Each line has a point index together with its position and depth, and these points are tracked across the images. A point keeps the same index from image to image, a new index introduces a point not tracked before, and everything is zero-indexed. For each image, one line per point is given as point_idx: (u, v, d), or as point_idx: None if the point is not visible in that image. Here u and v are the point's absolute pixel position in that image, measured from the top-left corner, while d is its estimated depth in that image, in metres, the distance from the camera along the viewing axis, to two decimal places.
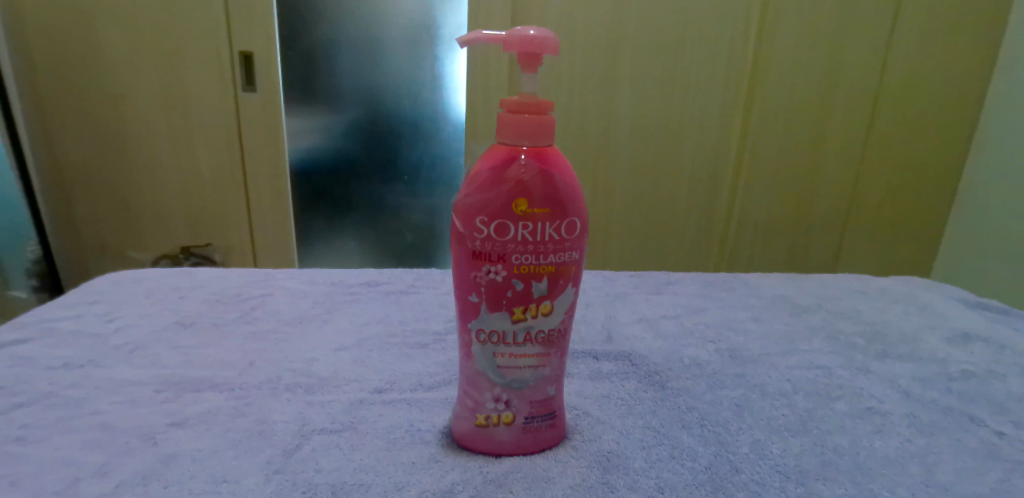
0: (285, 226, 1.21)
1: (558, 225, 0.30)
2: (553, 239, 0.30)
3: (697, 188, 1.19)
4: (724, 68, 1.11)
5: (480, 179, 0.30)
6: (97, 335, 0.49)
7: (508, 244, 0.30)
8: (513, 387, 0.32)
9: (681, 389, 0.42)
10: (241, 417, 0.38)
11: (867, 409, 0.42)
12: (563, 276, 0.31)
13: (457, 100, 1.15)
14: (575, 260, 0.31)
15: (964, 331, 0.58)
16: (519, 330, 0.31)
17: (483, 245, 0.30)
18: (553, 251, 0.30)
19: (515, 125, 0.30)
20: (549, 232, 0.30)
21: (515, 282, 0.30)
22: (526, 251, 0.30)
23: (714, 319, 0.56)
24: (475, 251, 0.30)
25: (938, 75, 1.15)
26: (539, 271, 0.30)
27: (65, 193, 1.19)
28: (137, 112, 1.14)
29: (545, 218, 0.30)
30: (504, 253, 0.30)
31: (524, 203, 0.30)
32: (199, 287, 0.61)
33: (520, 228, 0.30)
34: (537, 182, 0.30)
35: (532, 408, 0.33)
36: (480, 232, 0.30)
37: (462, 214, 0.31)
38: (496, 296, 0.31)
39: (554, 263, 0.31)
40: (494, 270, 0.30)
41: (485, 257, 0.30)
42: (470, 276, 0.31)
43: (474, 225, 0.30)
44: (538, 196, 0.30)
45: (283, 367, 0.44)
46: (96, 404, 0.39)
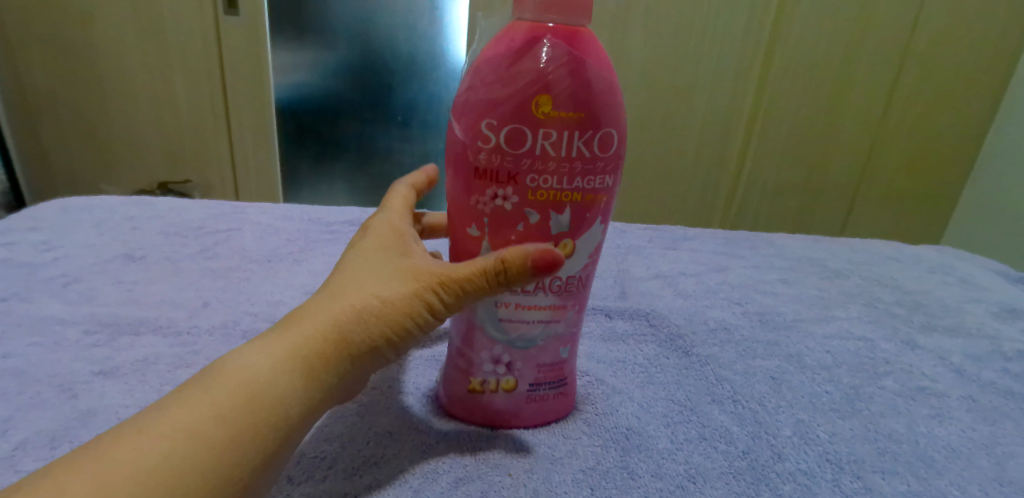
0: (269, 163, 1.12)
1: (589, 139, 0.24)
2: (582, 156, 0.24)
3: (707, 146, 1.11)
4: (748, 10, 1.00)
5: (491, 70, 0.24)
6: (29, 266, 0.42)
7: (522, 161, 0.24)
8: (516, 346, 0.26)
9: (708, 357, 0.36)
10: (183, 368, 0.31)
11: (920, 389, 0.36)
12: (590, 207, 0.25)
13: (456, 40, 1.03)
14: (607, 186, 0.25)
15: (1010, 306, 0.53)
16: (530, 276, 0.25)
17: (490, 160, 0.24)
18: (580, 173, 0.24)
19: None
20: (577, 147, 0.24)
21: (529, 213, 0.25)
22: (543, 171, 0.24)
23: (738, 279, 0.50)
24: (479, 168, 0.25)
25: (983, 28, 1.04)
26: (560, 200, 0.24)
27: (28, 116, 1.09)
28: (105, 29, 1.02)
29: (573, 124, 0.24)
30: (515, 172, 0.24)
31: (546, 102, 0.23)
32: (157, 217, 0.53)
33: (539, 138, 0.24)
34: (566, 75, 0.23)
35: (540, 373, 0.27)
36: (485, 142, 0.24)
37: (464, 119, 0.25)
38: (502, 228, 0.25)
39: (579, 190, 0.25)
40: (502, 195, 0.25)
41: (490, 178, 0.24)
42: (472, 200, 0.25)
43: (478, 131, 0.24)
44: (566, 96, 0.23)
45: (241, 311, 0.38)
46: (9, 346, 0.32)
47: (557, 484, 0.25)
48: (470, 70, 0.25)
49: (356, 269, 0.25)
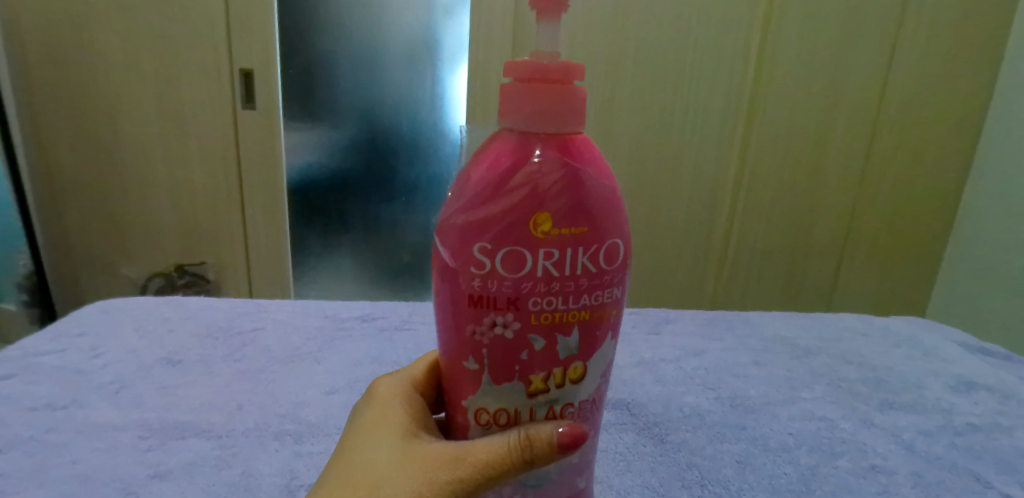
0: (279, 244, 1.13)
1: (589, 254, 0.25)
2: (583, 273, 0.25)
3: (695, 218, 1.18)
4: (725, 95, 1.10)
5: (483, 189, 0.25)
6: (82, 372, 0.48)
7: (522, 284, 0.25)
8: (526, 485, 0.27)
9: (680, 443, 0.42)
10: (226, 469, 0.37)
11: (871, 467, 0.41)
12: (594, 321, 0.26)
13: (456, 119, 1.08)
14: (609, 298, 0.26)
15: (966, 379, 0.56)
16: (539, 405, 0.27)
17: (488, 286, 0.25)
18: (582, 290, 0.26)
19: (536, 108, 0.25)
20: (578, 263, 0.25)
21: (532, 337, 0.25)
22: (546, 293, 0.25)
23: (713, 363, 0.55)
24: (478, 295, 0.25)
25: (937, 104, 1.15)
26: (563, 321, 0.25)
27: (54, 203, 1.12)
28: (131, 125, 1.06)
29: (571, 240, 0.25)
30: (516, 296, 0.25)
31: (544, 222, 0.24)
32: (188, 317, 0.58)
33: (540, 257, 0.25)
34: (562, 192, 0.24)
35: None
36: (480, 267, 0.25)
37: (459, 243, 0.25)
38: (505, 355, 0.26)
39: (581, 306, 0.26)
40: (504, 321, 0.25)
41: (489, 305, 0.25)
42: (472, 327, 0.26)
43: (473, 257, 0.25)
44: (562, 214, 0.25)
45: (271, 413, 0.43)
46: (76, 452, 0.38)
47: None
48: (458, 189, 0.26)
49: (369, 456, 0.29)
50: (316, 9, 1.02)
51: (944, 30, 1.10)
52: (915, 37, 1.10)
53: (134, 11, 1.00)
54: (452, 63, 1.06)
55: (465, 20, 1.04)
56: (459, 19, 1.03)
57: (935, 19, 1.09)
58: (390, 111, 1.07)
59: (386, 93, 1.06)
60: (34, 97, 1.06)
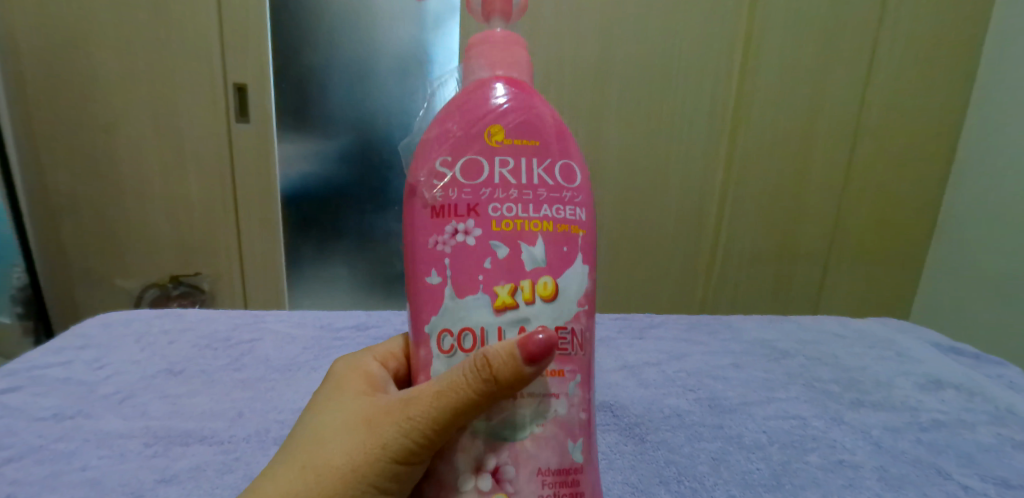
0: (274, 253, 1.15)
1: (540, 169, 0.30)
2: (534, 183, 0.30)
3: (683, 225, 1.21)
4: (709, 106, 1.13)
5: (445, 118, 0.31)
6: (87, 383, 0.49)
7: (481, 191, 0.29)
8: (495, 438, 0.27)
9: (659, 442, 0.45)
10: (229, 473, 0.39)
11: (839, 462, 0.44)
12: (557, 236, 0.29)
13: None
14: (567, 215, 0.30)
15: (936, 377, 0.58)
16: (505, 322, 0.28)
17: (452, 195, 0.29)
18: (537, 202, 0.30)
19: (487, 56, 0.32)
20: (530, 176, 0.30)
21: (492, 243, 0.29)
22: (503, 200, 0.29)
23: (694, 366, 0.58)
24: (443, 206, 0.29)
25: (914, 113, 1.19)
26: (520, 229, 0.29)
27: (49, 218, 1.12)
28: (128, 140, 1.08)
29: (521, 152, 0.30)
30: (475, 203, 0.29)
31: (496, 134, 0.30)
32: (189, 329, 0.60)
33: (496, 168, 0.30)
34: (509, 111, 0.30)
35: (543, 484, 0.27)
36: (442, 179, 0.30)
37: (424, 165, 0.31)
38: (468, 263, 0.29)
39: (539, 216, 0.29)
40: (466, 228, 0.29)
41: (452, 212, 0.29)
42: (437, 239, 0.29)
43: (436, 171, 0.30)
44: (514, 131, 0.30)
45: (271, 419, 0.45)
46: (85, 459, 0.40)
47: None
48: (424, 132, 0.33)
49: (339, 425, 0.30)
50: (310, 26, 1.04)
51: (919, 42, 1.14)
52: (891, 49, 1.14)
53: (130, 28, 1.02)
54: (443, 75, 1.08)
55: (455, 34, 1.06)
56: (449, 33, 1.06)
57: (909, 31, 1.13)
58: (382, 124, 1.10)
59: (380, 106, 1.09)
60: (31, 111, 1.05)
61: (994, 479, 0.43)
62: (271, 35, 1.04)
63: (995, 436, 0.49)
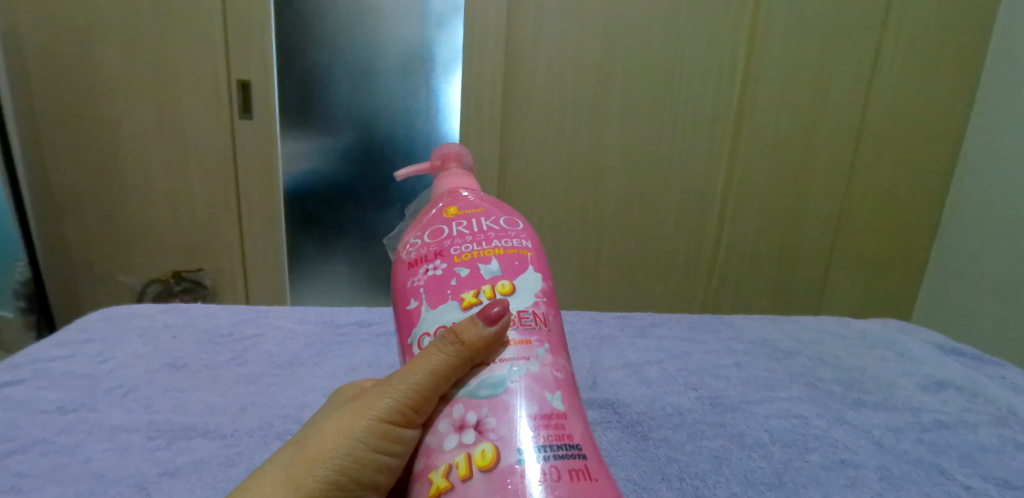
0: (277, 249, 1.15)
1: (493, 220, 0.34)
2: (489, 228, 0.33)
3: (685, 226, 1.21)
4: (713, 108, 1.13)
5: (413, 226, 0.37)
6: (91, 377, 0.50)
7: (443, 242, 0.32)
8: (472, 397, 0.25)
9: (661, 440, 0.45)
10: (232, 466, 0.40)
11: (840, 462, 0.44)
12: (508, 255, 0.31)
13: (450, 127, 1.11)
14: (516, 243, 0.32)
15: (937, 378, 0.58)
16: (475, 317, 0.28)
17: (419, 251, 0.32)
18: (493, 237, 0.32)
19: (444, 180, 0.40)
20: (484, 225, 0.33)
21: (459, 270, 0.30)
22: (461, 241, 0.32)
23: (696, 365, 0.58)
24: (414, 260, 0.32)
25: (918, 115, 1.18)
26: (481, 256, 0.31)
27: (52, 213, 1.12)
28: (131, 136, 1.08)
29: (474, 215, 0.34)
30: (439, 248, 0.32)
31: (452, 212, 0.35)
32: (192, 324, 0.60)
33: (455, 227, 0.33)
34: (461, 201, 0.36)
35: (527, 428, 0.24)
36: (414, 245, 0.33)
37: (401, 246, 0.35)
38: (438, 288, 0.30)
39: (493, 245, 0.32)
40: (434, 266, 0.31)
41: (421, 261, 0.32)
42: (411, 282, 0.31)
43: (408, 245, 0.34)
44: (466, 208, 0.35)
45: (274, 414, 0.46)
46: (89, 451, 0.40)
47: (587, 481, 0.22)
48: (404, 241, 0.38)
49: (318, 417, 0.29)
50: (314, 23, 1.04)
51: (923, 44, 1.14)
52: (896, 51, 1.14)
53: (135, 24, 1.02)
54: (446, 73, 1.08)
55: (458, 32, 1.06)
56: (453, 31, 1.06)
57: (913, 32, 1.13)
58: (385, 121, 1.10)
59: (383, 103, 1.09)
60: (35, 105, 1.06)
61: (995, 480, 0.43)
62: (276, 32, 1.04)
63: (997, 437, 0.49)
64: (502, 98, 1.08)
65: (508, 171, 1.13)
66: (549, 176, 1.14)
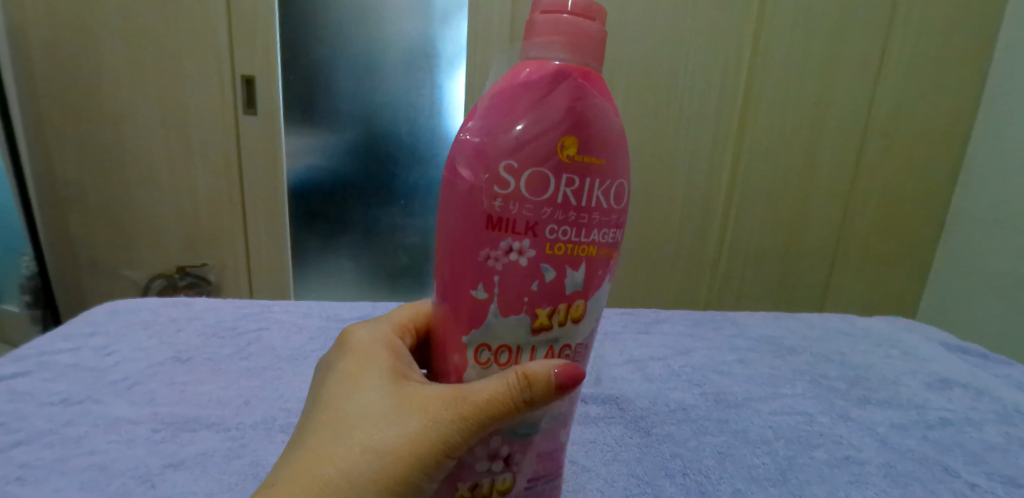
0: (280, 245, 1.15)
1: (601, 190, 0.30)
2: (594, 207, 0.30)
3: (690, 223, 1.20)
4: (717, 103, 1.13)
5: (513, 113, 0.28)
6: (95, 370, 0.50)
7: (541, 210, 0.29)
8: (518, 438, 0.29)
9: (665, 435, 0.45)
10: (236, 459, 0.40)
11: (845, 458, 0.44)
12: (596, 263, 0.30)
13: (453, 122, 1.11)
14: (609, 241, 0.31)
15: (942, 376, 0.58)
16: (540, 343, 0.30)
17: (510, 209, 0.28)
18: (590, 227, 0.30)
19: (564, 47, 0.29)
20: (591, 198, 0.29)
21: (544, 270, 0.29)
22: (560, 221, 0.29)
23: (699, 361, 0.57)
24: (499, 219, 0.29)
25: (924, 112, 1.18)
26: (571, 257, 0.29)
27: (57, 208, 1.12)
28: (136, 130, 1.08)
29: (587, 169, 0.29)
30: (534, 222, 0.29)
31: (567, 148, 0.28)
32: (197, 318, 0.60)
33: (561, 186, 0.29)
34: (581, 123, 0.28)
35: (538, 464, 0.30)
36: (506, 186, 0.28)
37: (488, 160, 0.28)
38: (517, 285, 0.29)
39: (589, 241, 0.30)
40: (521, 248, 0.29)
41: (508, 230, 0.28)
42: (487, 249, 0.29)
43: (498, 176, 0.28)
44: (583, 144, 0.29)
45: (277, 407, 0.46)
46: (94, 443, 0.41)
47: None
48: (481, 113, 0.29)
49: (373, 403, 0.30)
50: (318, 18, 1.04)
51: (930, 41, 1.13)
52: (902, 47, 1.13)
53: (140, 18, 1.02)
54: (451, 69, 1.08)
55: (462, 28, 1.06)
56: (457, 27, 1.06)
57: (920, 29, 1.12)
58: (389, 118, 1.10)
59: (387, 100, 1.09)
60: (39, 99, 1.06)
61: (1001, 478, 0.43)
62: (279, 27, 1.04)
63: (1002, 435, 0.48)
64: None
65: None
66: None
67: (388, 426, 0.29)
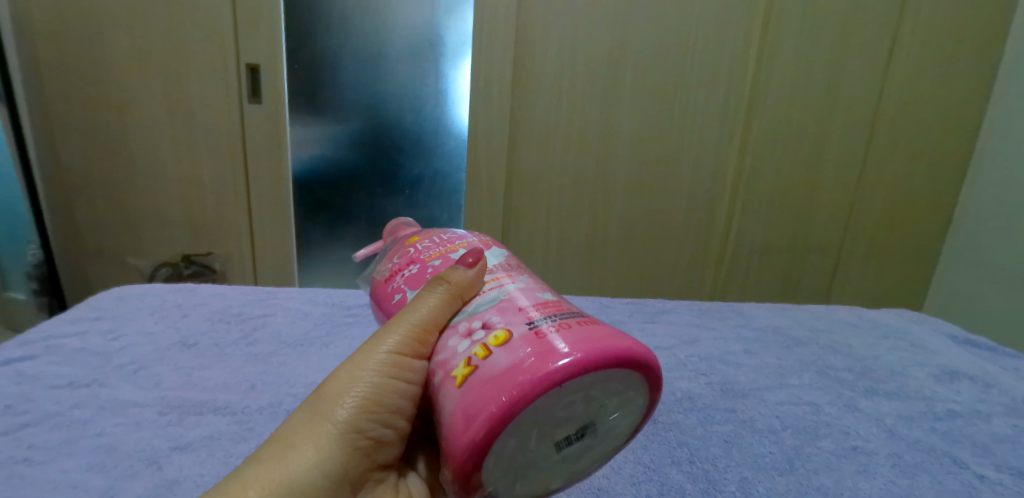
0: (285, 234, 1.15)
1: (448, 233, 0.41)
2: (448, 236, 0.40)
3: (695, 216, 1.19)
4: (725, 94, 1.12)
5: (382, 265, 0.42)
6: (102, 353, 0.50)
7: (410, 255, 0.39)
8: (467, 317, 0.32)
9: (671, 424, 0.45)
10: (242, 442, 0.40)
11: (852, 449, 0.44)
12: (468, 244, 0.38)
13: (459, 113, 1.10)
14: (470, 237, 0.39)
15: (951, 368, 0.57)
16: None
17: (392, 268, 0.39)
18: (452, 238, 0.39)
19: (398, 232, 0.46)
20: (442, 236, 0.40)
21: (430, 263, 0.37)
22: (425, 249, 0.39)
23: (706, 351, 0.57)
24: (390, 276, 0.39)
25: (934, 106, 1.16)
26: (446, 250, 0.38)
27: (63, 197, 1.12)
28: (141, 117, 1.08)
29: (430, 236, 0.41)
30: (408, 260, 0.39)
31: (412, 240, 0.41)
32: (203, 304, 0.60)
33: (419, 244, 0.40)
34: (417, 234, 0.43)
35: (527, 311, 0.30)
36: (388, 269, 0.40)
37: (376, 275, 0.41)
38: (414, 278, 0.37)
39: (456, 241, 0.39)
40: (408, 269, 0.37)
41: (397, 271, 0.38)
42: (392, 289, 0.38)
43: (383, 270, 0.40)
44: (422, 233, 0.42)
45: (283, 392, 0.46)
46: (100, 426, 0.41)
47: (586, 323, 0.29)
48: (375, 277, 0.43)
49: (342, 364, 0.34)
50: (322, 6, 1.03)
51: (941, 34, 1.12)
52: (912, 41, 1.12)
53: (144, 6, 1.01)
54: (455, 59, 1.07)
55: (469, 18, 1.06)
56: (463, 16, 1.05)
57: (932, 20, 1.10)
58: (394, 107, 1.09)
59: (391, 90, 1.08)
60: (44, 86, 1.06)
61: (1009, 469, 0.42)
62: (285, 15, 1.03)
63: (1011, 427, 0.48)
64: (511, 85, 1.07)
65: (518, 158, 1.12)
66: (558, 163, 1.13)
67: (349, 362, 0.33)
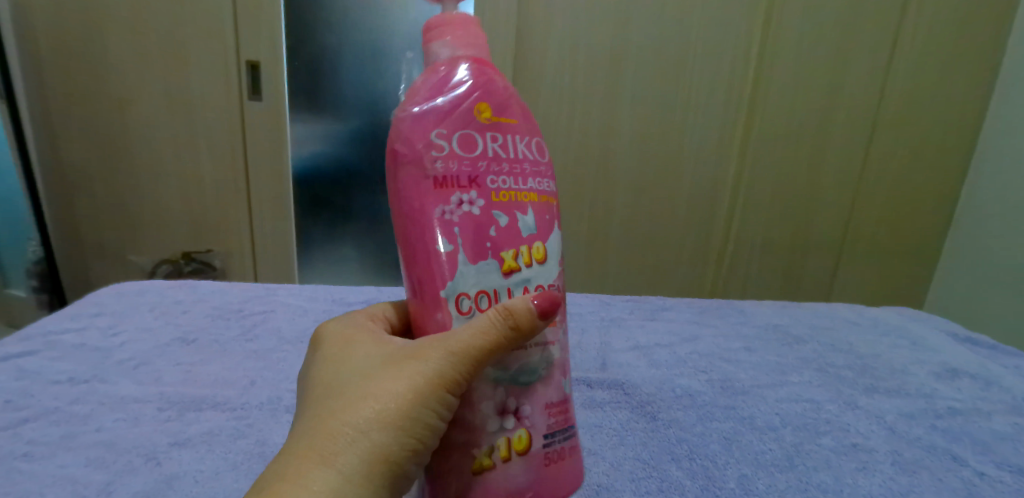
0: (285, 231, 1.15)
1: (526, 146, 0.33)
2: (525, 160, 0.33)
3: (696, 214, 1.19)
4: (725, 94, 1.11)
5: (424, 106, 0.31)
6: (102, 349, 0.50)
7: (479, 164, 0.31)
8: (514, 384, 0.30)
9: (671, 421, 0.45)
10: (241, 438, 0.40)
11: (852, 446, 0.43)
12: (540, 208, 0.33)
13: None
14: (545, 187, 0.33)
15: (951, 366, 0.57)
16: (512, 281, 0.31)
17: (450, 168, 0.30)
18: (528, 176, 0.33)
19: (450, 39, 0.32)
20: (517, 153, 0.32)
21: (495, 214, 0.31)
22: (498, 172, 0.31)
23: (706, 348, 0.57)
24: (443, 178, 0.30)
25: (935, 106, 1.16)
26: (516, 200, 0.32)
27: (65, 195, 1.13)
28: (141, 114, 1.08)
29: (503, 129, 0.32)
30: (475, 175, 0.31)
31: (484, 111, 0.32)
32: (203, 300, 0.60)
33: (489, 143, 0.32)
34: (483, 88, 0.32)
35: None
36: (441, 149, 0.31)
37: (421, 133, 0.31)
38: (474, 230, 0.31)
39: (529, 188, 0.32)
40: (468, 199, 0.31)
41: (455, 185, 0.30)
42: (440, 204, 0.30)
43: (433, 143, 0.31)
44: (496, 107, 0.32)
45: (283, 388, 0.46)
46: (99, 421, 0.41)
47: None
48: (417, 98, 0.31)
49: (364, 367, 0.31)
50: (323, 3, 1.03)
51: (942, 33, 1.11)
52: (913, 41, 1.11)
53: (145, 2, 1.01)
54: None
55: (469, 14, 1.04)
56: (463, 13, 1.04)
57: (933, 19, 1.10)
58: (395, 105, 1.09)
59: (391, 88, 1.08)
60: (45, 83, 1.05)
61: (1010, 467, 0.42)
62: (285, 12, 1.03)
63: (1011, 425, 0.48)
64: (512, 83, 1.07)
65: None
66: (558, 161, 1.13)
67: (383, 377, 0.30)
